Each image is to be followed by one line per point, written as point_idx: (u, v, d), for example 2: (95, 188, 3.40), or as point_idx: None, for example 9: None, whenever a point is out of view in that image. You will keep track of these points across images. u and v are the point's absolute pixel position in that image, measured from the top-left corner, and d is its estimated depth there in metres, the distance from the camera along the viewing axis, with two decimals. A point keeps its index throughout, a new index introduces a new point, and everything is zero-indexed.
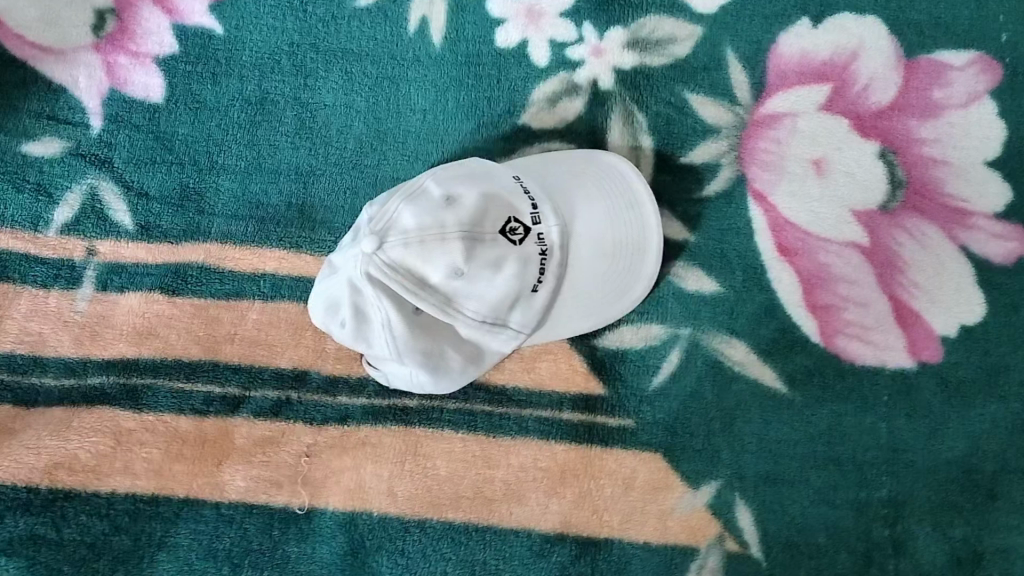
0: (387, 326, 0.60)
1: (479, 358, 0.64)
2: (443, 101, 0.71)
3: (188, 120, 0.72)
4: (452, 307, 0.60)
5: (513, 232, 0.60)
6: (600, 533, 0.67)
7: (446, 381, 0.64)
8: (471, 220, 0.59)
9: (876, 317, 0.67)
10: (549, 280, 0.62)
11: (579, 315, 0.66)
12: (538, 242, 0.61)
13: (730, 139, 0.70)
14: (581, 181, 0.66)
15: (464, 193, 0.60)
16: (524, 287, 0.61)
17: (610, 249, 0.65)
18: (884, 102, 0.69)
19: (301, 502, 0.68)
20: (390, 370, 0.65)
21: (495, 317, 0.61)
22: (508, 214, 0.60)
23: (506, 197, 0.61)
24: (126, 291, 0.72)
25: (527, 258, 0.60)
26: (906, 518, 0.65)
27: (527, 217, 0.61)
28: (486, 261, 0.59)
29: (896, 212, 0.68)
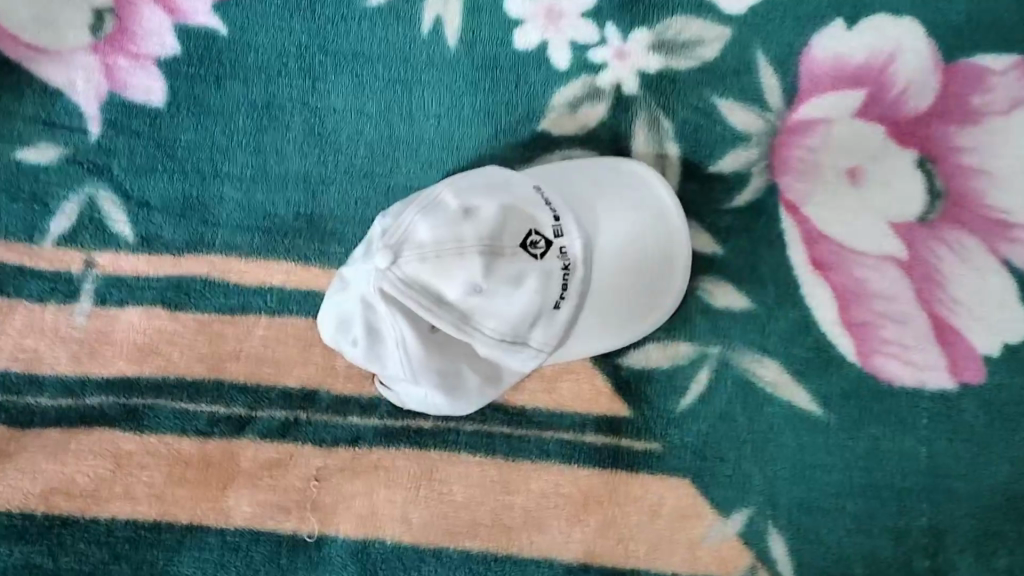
0: (402, 344, 0.57)
1: (497, 379, 0.61)
2: (459, 107, 0.68)
3: (191, 125, 0.69)
4: (469, 325, 0.57)
5: (535, 245, 0.57)
6: (625, 563, 0.63)
7: (463, 402, 0.61)
8: (490, 234, 0.56)
9: (915, 334, 0.64)
10: (572, 297, 0.58)
11: (603, 332, 0.63)
12: (560, 256, 0.57)
13: (760, 147, 0.67)
14: (605, 191, 0.63)
15: (482, 205, 0.57)
16: (545, 304, 0.57)
17: (634, 262, 0.62)
18: (922, 108, 0.65)
19: (310, 529, 0.65)
20: (404, 392, 0.62)
21: (515, 335, 0.58)
22: (529, 226, 0.57)
23: (527, 208, 0.58)
24: (126, 305, 0.69)
25: (549, 273, 0.57)
26: (947, 547, 0.62)
27: (549, 229, 0.58)
28: (506, 277, 0.56)
29: (934, 224, 0.65)
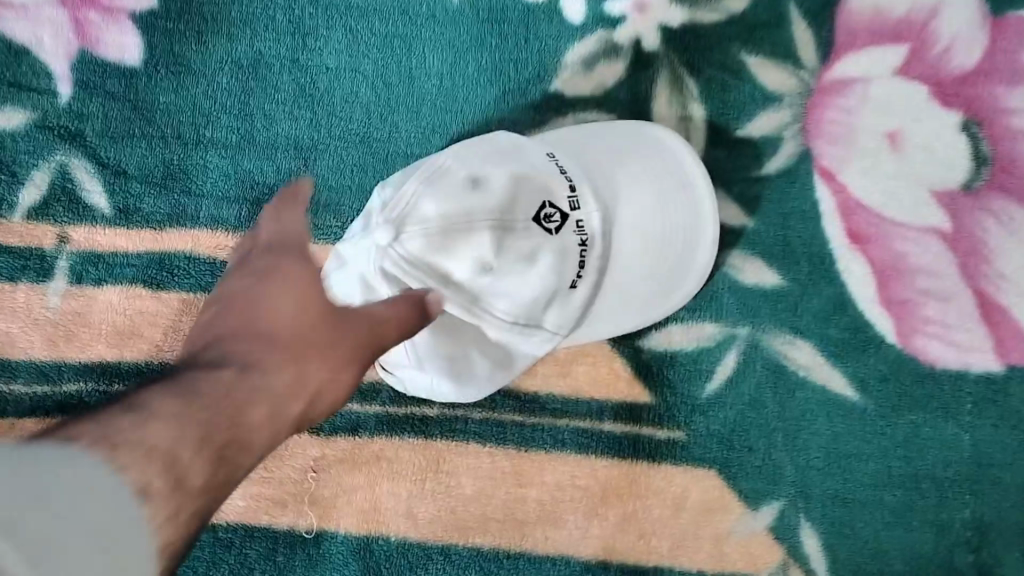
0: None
1: (509, 366, 0.56)
2: (463, 65, 0.62)
3: (171, 86, 0.63)
4: (479, 308, 0.52)
5: (550, 219, 0.51)
6: (647, 560, 0.59)
7: (474, 389, 0.57)
8: (501, 206, 0.50)
9: (960, 313, 0.59)
10: (590, 275, 0.53)
11: (622, 313, 0.58)
12: (577, 231, 0.52)
13: (792, 108, 0.61)
14: (626, 157, 0.57)
15: (492, 175, 0.51)
16: (561, 283, 0.52)
17: (657, 237, 0.57)
18: (968, 66, 0.59)
19: (308, 524, 0.61)
20: (410, 379, 0.57)
21: (529, 319, 0.53)
22: (544, 197, 0.51)
23: (541, 177, 0.52)
24: (104, 284, 0.64)
25: (565, 250, 0.52)
26: (992, 542, 0.58)
27: (565, 201, 0.52)
28: (519, 254, 0.50)
29: (980, 191, 0.59)
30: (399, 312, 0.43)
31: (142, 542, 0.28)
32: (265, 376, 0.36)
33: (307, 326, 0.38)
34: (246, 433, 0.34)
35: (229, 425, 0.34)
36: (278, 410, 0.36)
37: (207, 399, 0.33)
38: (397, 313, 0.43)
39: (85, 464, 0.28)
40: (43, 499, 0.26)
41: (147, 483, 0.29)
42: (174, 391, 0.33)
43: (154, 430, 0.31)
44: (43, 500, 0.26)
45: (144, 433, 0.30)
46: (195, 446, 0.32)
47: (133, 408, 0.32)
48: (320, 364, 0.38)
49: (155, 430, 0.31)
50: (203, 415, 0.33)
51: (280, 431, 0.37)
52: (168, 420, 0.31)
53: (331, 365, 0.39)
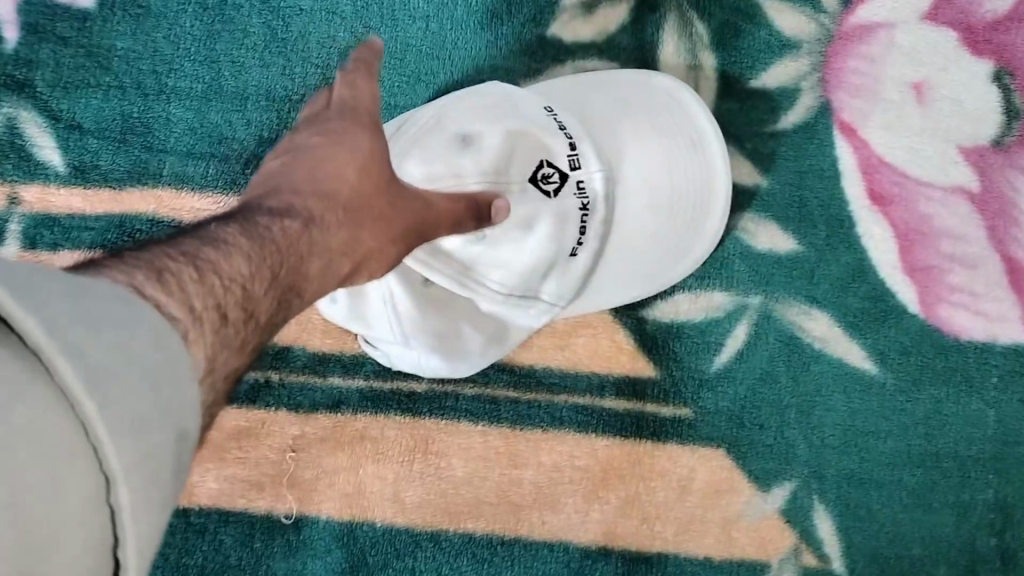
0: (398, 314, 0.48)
1: (505, 337, 0.52)
2: (451, 7, 0.56)
3: (129, 30, 0.57)
4: (472, 279, 0.47)
5: (548, 180, 0.46)
6: (650, 546, 0.56)
7: (468, 362, 0.52)
8: (494, 169, 0.45)
9: (987, 281, 0.54)
10: (591, 242, 0.48)
11: (628, 279, 0.54)
12: (578, 193, 0.47)
13: (811, 57, 0.56)
14: (631, 111, 0.52)
15: (482, 132, 0.46)
16: (561, 251, 0.47)
17: (665, 199, 0.52)
18: (1001, 10, 0.54)
19: (287, 509, 0.57)
20: (397, 355, 0.52)
21: (526, 290, 0.48)
22: (542, 156, 0.46)
23: (537, 134, 0.46)
24: (60, 249, 0.58)
25: (564, 215, 0.46)
26: (1016, 525, 0.54)
27: (564, 161, 0.47)
28: (513, 222, 0.46)
29: (1011, 148, 0.54)
30: (457, 211, 0.42)
31: (192, 385, 0.24)
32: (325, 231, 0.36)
33: (366, 196, 0.38)
34: (305, 279, 0.34)
35: (293, 271, 0.33)
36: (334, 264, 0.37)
37: (275, 242, 0.32)
38: (455, 212, 0.42)
39: (129, 302, 0.23)
40: (91, 325, 0.21)
41: (222, 313, 0.27)
42: (249, 228, 0.32)
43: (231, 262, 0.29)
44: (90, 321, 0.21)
45: (224, 271, 0.28)
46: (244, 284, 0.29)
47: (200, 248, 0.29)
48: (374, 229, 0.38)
49: (231, 261, 0.29)
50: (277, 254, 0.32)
51: (330, 284, 0.37)
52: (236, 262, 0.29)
53: (383, 231, 0.39)
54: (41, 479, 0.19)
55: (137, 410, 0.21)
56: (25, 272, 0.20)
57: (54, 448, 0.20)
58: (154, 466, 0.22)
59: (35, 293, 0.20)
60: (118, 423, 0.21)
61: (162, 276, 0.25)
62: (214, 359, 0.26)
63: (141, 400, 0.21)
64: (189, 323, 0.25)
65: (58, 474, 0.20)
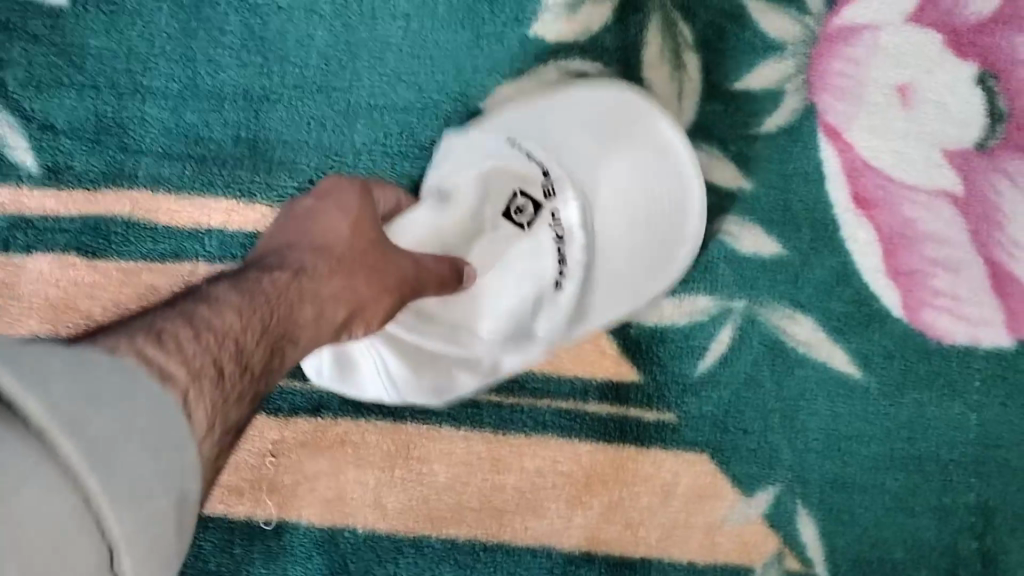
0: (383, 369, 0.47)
1: (495, 376, 0.51)
2: (432, 5, 0.55)
3: (102, 28, 0.56)
4: (462, 337, 0.47)
5: (521, 213, 0.47)
6: (634, 551, 0.56)
7: (462, 395, 0.51)
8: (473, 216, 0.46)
9: (971, 285, 0.55)
10: (574, 271, 0.47)
11: (612, 302, 0.53)
12: (551, 223, 0.47)
13: (796, 59, 0.55)
14: (594, 130, 0.51)
15: (455, 180, 0.47)
16: (543, 285, 0.47)
17: (640, 219, 0.52)
18: (986, 12, 0.54)
19: (267, 515, 0.56)
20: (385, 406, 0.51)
21: (517, 331, 0.47)
22: (515, 186, 0.47)
23: (509, 168, 0.47)
24: (34, 252, 0.57)
25: (539, 246, 0.46)
26: (997, 527, 0.55)
27: (538, 192, 0.47)
28: (487, 264, 0.46)
29: (995, 151, 0.54)
30: (443, 273, 0.44)
31: (187, 448, 0.26)
32: (314, 281, 0.38)
33: (361, 250, 0.41)
34: (297, 329, 0.36)
35: (285, 326, 0.35)
36: (324, 312, 0.38)
37: (268, 296, 0.35)
38: (441, 273, 0.44)
39: (124, 374, 0.25)
40: (93, 401, 0.23)
41: (217, 367, 0.30)
42: (243, 284, 0.35)
43: (226, 317, 0.32)
44: (94, 399, 0.23)
45: (217, 325, 0.31)
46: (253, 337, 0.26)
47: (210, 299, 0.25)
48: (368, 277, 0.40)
49: (223, 316, 0.32)
50: (267, 307, 0.34)
51: (325, 334, 0.39)
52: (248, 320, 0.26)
53: (376, 278, 0.40)
54: (48, 556, 0.21)
55: (137, 481, 0.23)
56: (29, 355, 0.22)
57: (63, 526, 0.21)
58: (153, 533, 0.24)
59: (41, 376, 0.22)
60: (119, 494, 0.23)
61: (162, 338, 0.28)
62: (213, 417, 0.29)
63: (139, 469, 0.24)
64: (189, 381, 0.28)
65: (61, 546, 0.21)
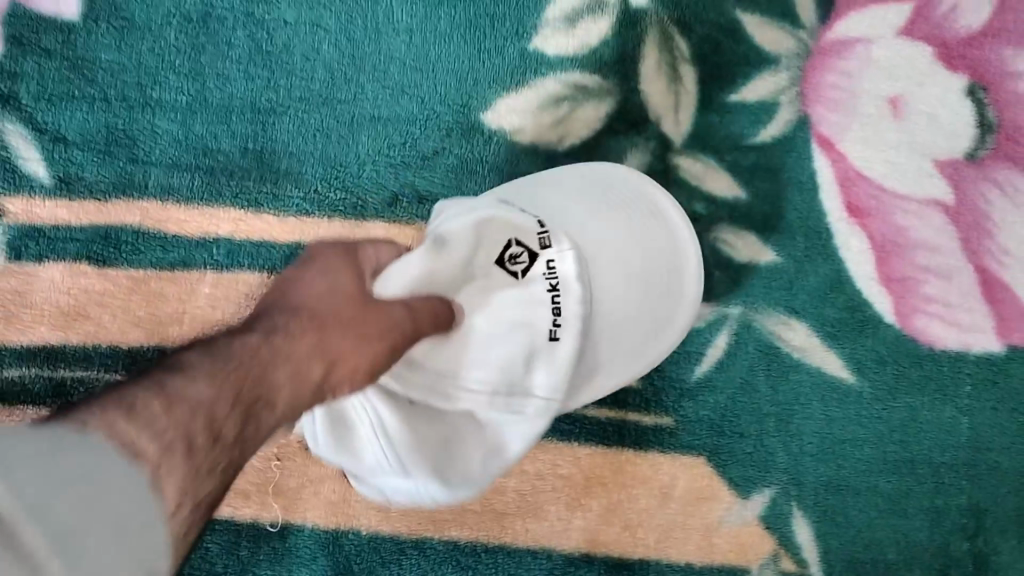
0: (379, 431, 0.41)
1: (501, 449, 0.43)
2: (435, 20, 0.57)
3: (113, 43, 0.57)
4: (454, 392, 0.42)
5: (516, 260, 0.43)
6: (633, 553, 0.57)
7: (469, 475, 0.43)
8: (469, 261, 0.42)
9: (962, 292, 0.56)
10: (573, 325, 0.42)
11: (612, 357, 0.50)
12: (547, 273, 0.43)
13: (790, 71, 0.56)
14: (570, 193, 0.51)
15: (447, 226, 0.42)
16: (538, 340, 0.42)
17: (639, 267, 0.50)
18: (975, 26, 0.55)
19: (273, 517, 0.57)
20: (387, 483, 0.43)
21: (511, 390, 0.42)
22: (510, 236, 0.43)
23: (508, 214, 0.43)
24: (45, 261, 0.59)
25: (534, 301, 0.42)
26: (988, 529, 0.56)
27: (535, 240, 0.43)
28: (482, 316, 0.42)
29: (985, 161, 0.56)
30: (434, 309, 0.40)
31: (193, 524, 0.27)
32: (289, 349, 0.32)
33: (346, 310, 0.36)
34: (261, 406, 0.29)
35: None
36: (297, 384, 0.32)
37: (245, 369, 0.29)
38: (433, 305, 0.40)
39: None
40: None
41: (210, 439, 0.26)
42: (220, 346, 0.29)
43: (195, 391, 0.26)
44: None
45: (193, 398, 0.26)
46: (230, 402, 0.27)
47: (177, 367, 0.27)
48: (360, 341, 0.35)
49: (192, 391, 0.26)
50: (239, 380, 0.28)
51: (299, 406, 0.32)
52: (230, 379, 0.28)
53: (368, 334, 0.36)
54: None
55: None
56: None
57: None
58: None
59: None
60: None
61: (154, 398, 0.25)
62: (191, 500, 0.25)
63: None
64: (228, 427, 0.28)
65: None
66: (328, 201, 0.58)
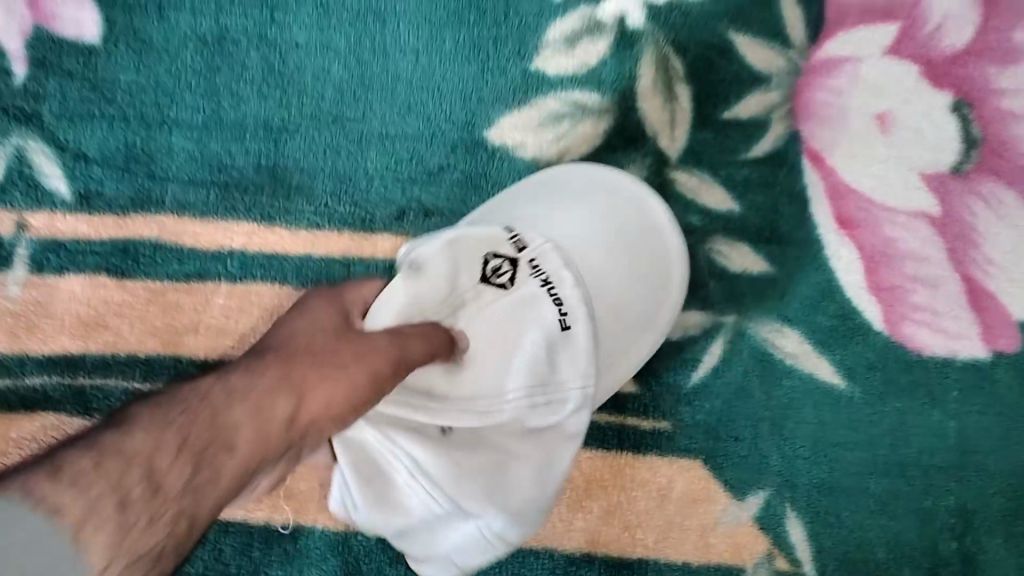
0: (415, 471, 0.44)
1: (552, 462, 0.48)
2: (440, 42, 0.59)
3: (132, 64, 0.60)
4: (491, 409, 0.47)
5: (499, 273, 0.50)
6: (632, 553, 0.59)
7: (528, 506, 0.47)
8: (448, 282, 0.48)
9: (948, 300, 0.58)
10: (576, 310, 0.50)
11: (625, 349, 0.56)
12: (532, 270, 0.50)
13: (782, 89, 0.59)
14: (550, 196, 0.56)
15: (423, 250, 0.49)
16: (550, 329, 0.49)
17: (636, 271, 0.56)
18: (959, 46, 0.58)
19: (285, 519, 0.59)
20: (449, 533, 0.46)
21: (543, 385, 0.48)
22: (486, 251, 0.50)
23: (476, 236, 0.50)
24: (66, 273, 0.61)
25: (536, 299, 0.49)
26: (976, 529, 0.58)
27: (509, 250, 0.51)
28: (483, 329, 0.48)
29: (970, 175, 0.58)
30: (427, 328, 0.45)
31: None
32: (253, 387, 0.39)
33: (317, 348, 0.43)
34: (224, 444, 0.37)
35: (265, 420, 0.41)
36: (269, 418, 0.39)
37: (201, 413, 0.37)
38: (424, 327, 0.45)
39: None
40: None
41: (150, 482, 0.34)
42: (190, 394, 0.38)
43: (138, 442, 0.34)
44: None
45: (132, 448, 0.34)
46: (171, 455, 0.35)
47: (121, 426, 0.35)
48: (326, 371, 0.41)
49: (137, 441, 0.34)
50: (188, 422, 0.36)
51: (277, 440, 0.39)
52: (175, 432, 0.35)
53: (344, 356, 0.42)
54: None
55: None
56: None
57: None
58: None
59: None
60: None
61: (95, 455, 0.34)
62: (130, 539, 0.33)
63: None
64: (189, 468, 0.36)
65: None
66: (338, 215, 0.61)
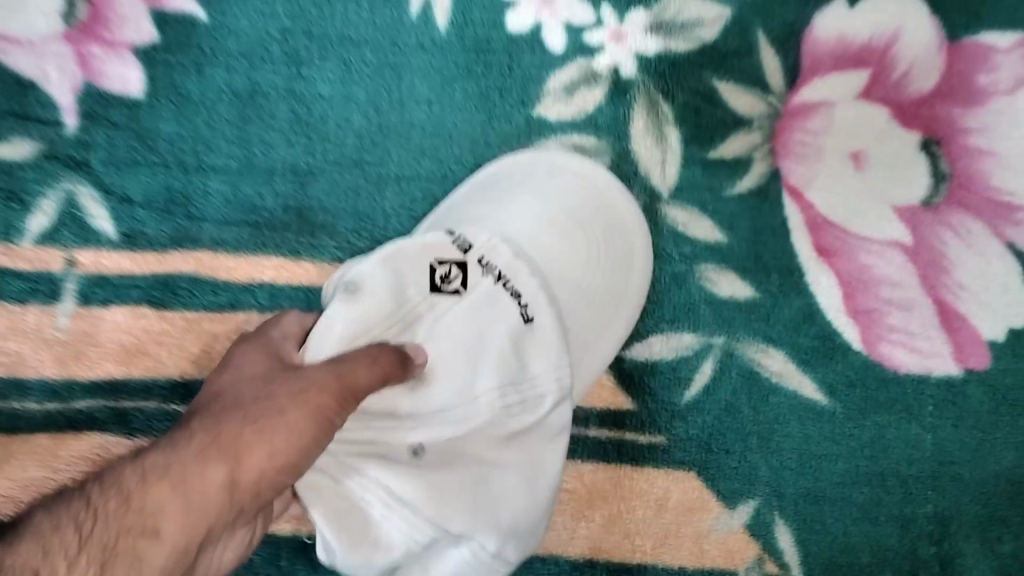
0: (390, 497, 0.49)
1: (537, 464, 0.53)
2: (450, 93, 0.66)
3: (173, 116, 0.66)
4: (466, 415, 0.52)
5: (448, 280, 0.55)
6: (632, 558, 0.63)
7: (520, 521, 0.51)
8: (393, 299, 0.53)
9: (922, 322, 0.63)
10: (535, 303, 0.56)
11: (594, 339, 0.62)
12: (485, 270, 0.56)
13: (763, 130, 0.64)
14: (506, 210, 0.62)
15: (360, 272, 0.54)
16: (512, 322, 0.55)
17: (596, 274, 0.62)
18: (926, 89, 0.64)
19: (310, 531, 0.64)
20: (441, 564, 0.50)
21: (513, 380, 0.54)
22: (430, 261, 0.55)
23: (416, 249, 0.55)
24: (111, 305, 0.67)
25: (493, 296, 0.55)
26: (952, 534, 0.63)
27: (455, 254, 0.56)
28: (439, 342, 0.54)
29: (940, 207, 0.64)
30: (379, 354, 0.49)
31: None
32: (174, 456, 0.45)
33: (241, 403, 0.48)
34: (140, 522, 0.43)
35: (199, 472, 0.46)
36: (189, 481, 0.44)
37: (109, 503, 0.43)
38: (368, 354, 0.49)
39: None
40: None
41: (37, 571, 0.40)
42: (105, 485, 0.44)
43: (32, 545, 0.41)
44: None
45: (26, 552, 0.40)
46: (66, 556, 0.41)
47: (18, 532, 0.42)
48: (249, 423, 0.46)
49: (28, 545, 0.41)
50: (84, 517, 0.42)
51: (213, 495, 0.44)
52: (69, 534, 0.41)
53: (279, 405, 0.47)
54: None
55: None
56: None
57: None
58: None
59: None
60: None
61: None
62: None
63: None
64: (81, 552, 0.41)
65: None
66: (358, 249, 0.67)
